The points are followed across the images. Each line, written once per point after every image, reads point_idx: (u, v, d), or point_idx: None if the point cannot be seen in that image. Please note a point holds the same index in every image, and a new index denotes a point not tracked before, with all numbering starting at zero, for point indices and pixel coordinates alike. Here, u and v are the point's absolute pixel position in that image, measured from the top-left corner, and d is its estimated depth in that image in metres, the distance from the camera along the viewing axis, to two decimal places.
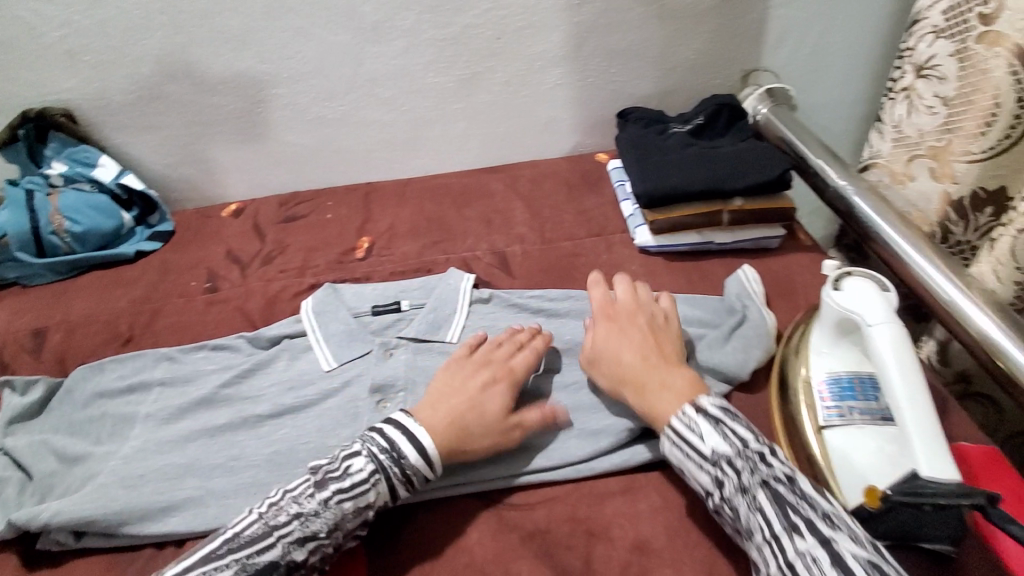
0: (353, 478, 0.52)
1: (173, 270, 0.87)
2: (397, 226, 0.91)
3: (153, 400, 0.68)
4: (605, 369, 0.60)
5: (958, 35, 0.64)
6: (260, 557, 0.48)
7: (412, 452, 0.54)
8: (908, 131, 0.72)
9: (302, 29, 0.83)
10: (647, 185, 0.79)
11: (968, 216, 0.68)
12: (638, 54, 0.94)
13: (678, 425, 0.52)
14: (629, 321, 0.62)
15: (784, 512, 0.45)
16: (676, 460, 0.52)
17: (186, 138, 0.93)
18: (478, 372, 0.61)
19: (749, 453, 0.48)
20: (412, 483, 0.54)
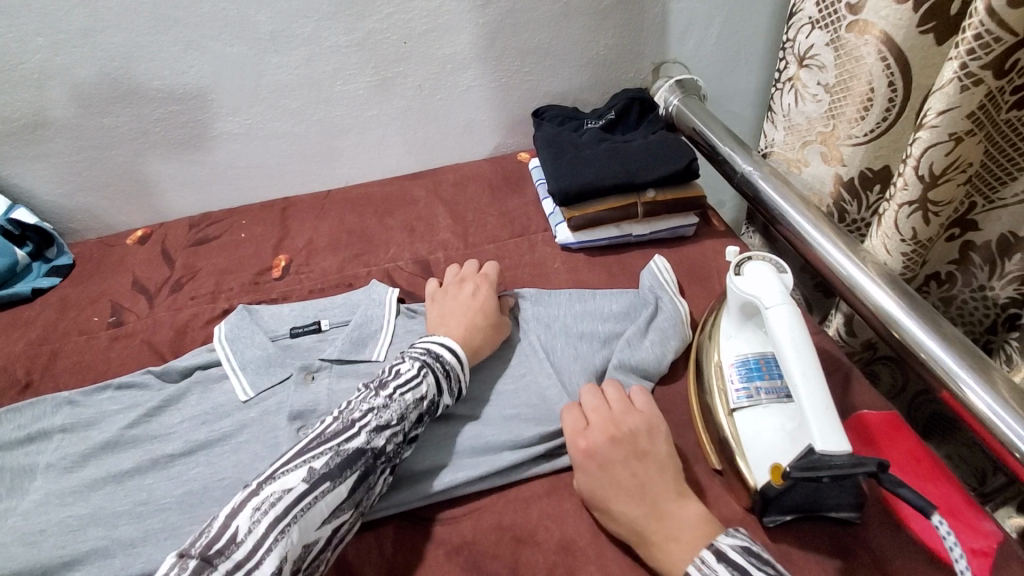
0: (404, 374, 0.58)
1: (75, 306, 0.81)
2: (317, 241, 0.89)
3: (54, 448, 0.64)
4: (608, 519, 0.53)
5: (830, 26, 0.66)
6: (349, 444, 0.51)
7: (447, 352, 0.62)
8: (798, 118, 0.75)
9: (193, 41, 0.79)
10: (563, 183, 0.79)
11: (859, 195, 0.72)
12: (549, 51, 0.94)
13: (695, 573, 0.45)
14: (607, 452, 0.54)
15: None
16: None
17: (79, 164, 0.87)
18: (463, 287, 0.73)
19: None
20: (451, 380, 0.60)
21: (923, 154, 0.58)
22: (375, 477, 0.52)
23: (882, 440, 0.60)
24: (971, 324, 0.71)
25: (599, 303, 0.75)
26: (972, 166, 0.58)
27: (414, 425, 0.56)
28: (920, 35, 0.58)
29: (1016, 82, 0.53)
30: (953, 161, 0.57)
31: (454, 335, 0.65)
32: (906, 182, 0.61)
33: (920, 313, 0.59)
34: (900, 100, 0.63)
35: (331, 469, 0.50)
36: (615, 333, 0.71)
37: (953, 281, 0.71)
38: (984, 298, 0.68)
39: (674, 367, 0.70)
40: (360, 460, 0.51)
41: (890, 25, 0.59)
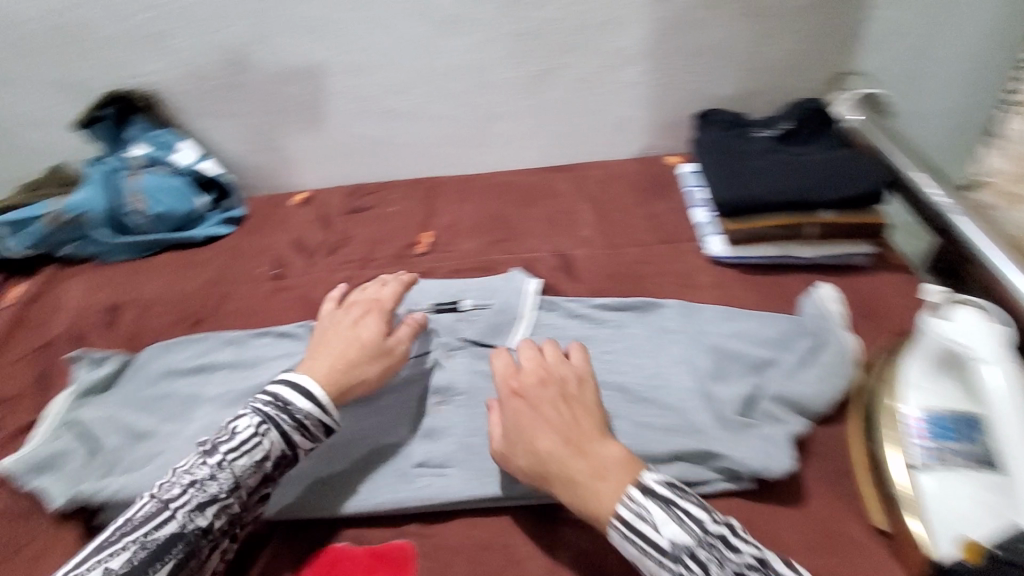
0: (239, 436, 0.53)
1: (243, 255, 0.89)
2: (460, 223, 0.90)
3: (220, 381, 0.68)
4: (521, 457, 0.52)
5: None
6: (159, 532, 0.48)
7: (297, 399, 0.56)
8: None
9: (380, 20, 0.83)
10: (728, 194, 0.75)
11: None
12: (720, 53, 0.89)
13: (625, 512, 0.46)
14: (538, 395, 0.55)
15: None
16: (630, 555, 0.46)
17: (261, 126, 0.95)
18: (343, 317, 0.66)
19: (710, 540, 0.44)
20: (310, 432, 0.56)
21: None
22: (206, 553, 0.49)
23: None
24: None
25: (753, 324, 0.68)
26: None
27: (256, 488, 0.53)
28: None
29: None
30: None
31: (314, 374, 0.58)
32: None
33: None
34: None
35: (133, 567, 0.46)
36: (771, 359, 0.64)
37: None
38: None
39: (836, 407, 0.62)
40: (178, 544, 0.48)
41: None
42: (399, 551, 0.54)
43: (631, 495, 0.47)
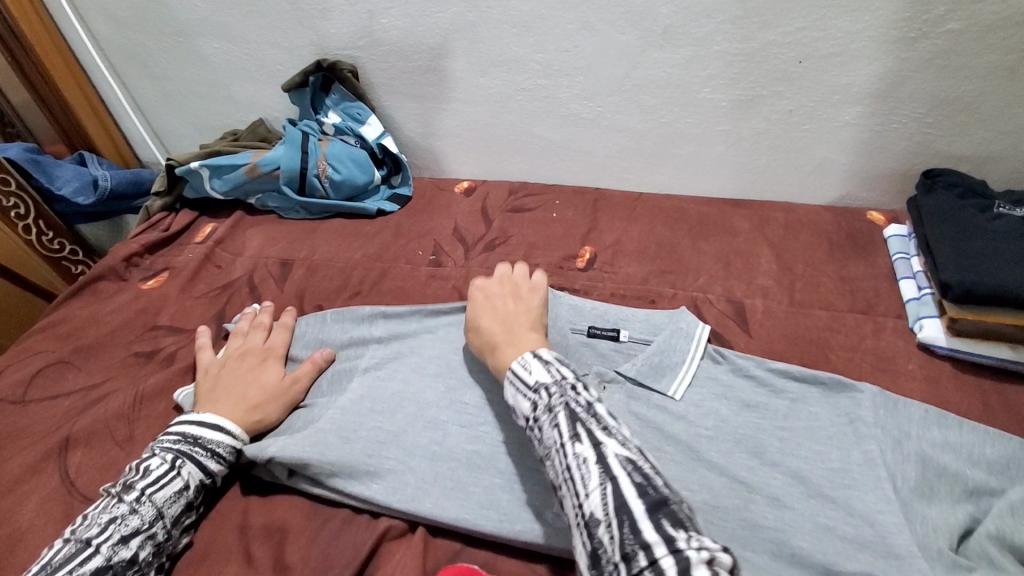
0: (154, 473, 0.55)
1: (405, 235, 0.91)
2: (624, 243, 0.85)
3: (370, 356, 0.71)
4: (476, 336, 0.64)
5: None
6: (83, 568, 0.48)
7: (209, 433, 0.59)
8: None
9: (589, 23, 0.79)
10: (965, 277, 0.63)
11: None
12: (972, 106, 0.75)
13: (517, 366, 0.55)
14: (496, 293, 0.69)
15: (574, 424, 0.49)
16: (511, 399, 0.54)
17: (443, 111, 0.96)
18: (246, 354, 0.70)
19: (565, 383, 0.52)
20: (226, 459, 0.59)
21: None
22: None
23: None
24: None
25: (969, 437, 0.58)
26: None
27: (176, 516, 0.55)
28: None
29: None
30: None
31: (221, 415, 0.62)
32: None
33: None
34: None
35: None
36: (990, 489, 0.54)
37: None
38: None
39: None
40: None
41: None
42: None
43: (528, 355, 0.56)
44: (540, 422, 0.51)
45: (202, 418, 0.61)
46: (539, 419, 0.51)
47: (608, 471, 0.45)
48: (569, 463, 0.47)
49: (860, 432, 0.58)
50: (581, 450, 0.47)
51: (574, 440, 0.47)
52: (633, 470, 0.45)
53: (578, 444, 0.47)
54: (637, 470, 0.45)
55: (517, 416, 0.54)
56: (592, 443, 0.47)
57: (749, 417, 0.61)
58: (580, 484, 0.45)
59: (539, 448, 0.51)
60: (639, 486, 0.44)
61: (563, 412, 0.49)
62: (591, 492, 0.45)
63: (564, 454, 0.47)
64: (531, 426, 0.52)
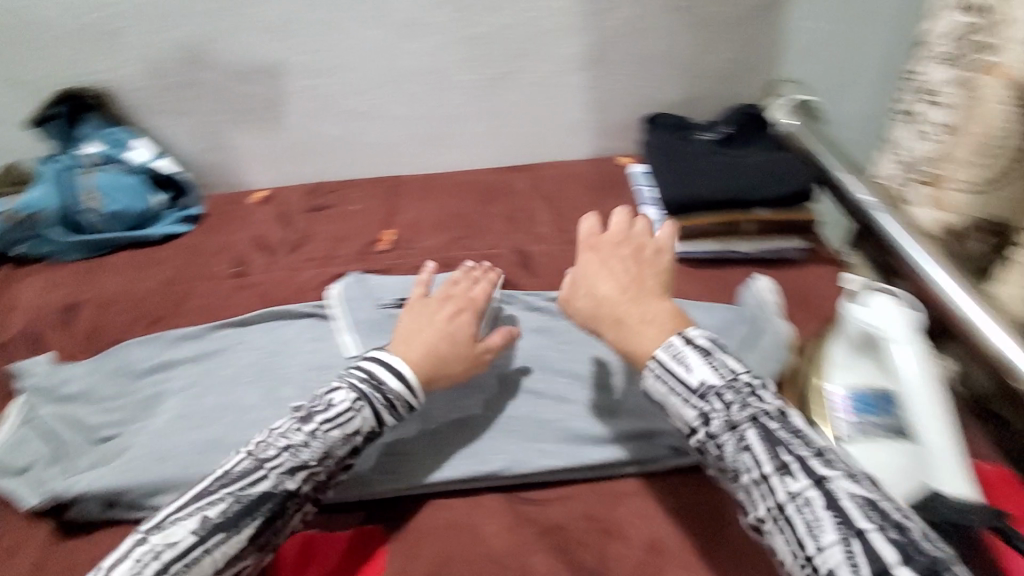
0: (336, 408, 0.54)
1: (202, 254, 0.90)
2: (421, 220, 0.93)
3: (181, 376, 0.71)
4: (580, 303, 0.57)
5: (959, 61, 0.67)
6: (253, 488, 0.49)
7: (390, 377, 0.56)
8: (907, 155, 0.74)
9: (336, 23, 0.86)
10: (677, 192, 0.80)
11: (958, 240, 0.71)
12: (664, 61, 0.94)
13: (664, 355, 0.48)
14: (612, 252, 0.60)
15: (773, 451, 0.43)
16: (657, 394, 0.48)
17: (218, 125, 0.96)
18: (444, 307, 0.64)
19: (738, 384, 0.46)
20: (397, 409, 0.56)
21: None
22: (285, 517, 0.51)
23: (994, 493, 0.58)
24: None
25: (699, 313, 0.74)
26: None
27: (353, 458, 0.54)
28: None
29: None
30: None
31: (405, 356, 0.58)
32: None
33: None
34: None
35: (227, 517, 0.48)
36: None
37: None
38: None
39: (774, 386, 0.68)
40: (267, 504, 0.49)
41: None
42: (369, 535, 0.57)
43: (676, 340, 0.49)
44: (716, 438, 0.45)
45: (388, 356, 0.59)
46: (717, 435, 0.45)
47: (849, 521, 0.39)
48: (779, 500, 0.42)
49: None
50: (798, 486, 0.41)
51: (783, 473, 0.42)
52: (877, 515, 0.39)
53: (791, 480, 0.42)
54: (886, 519, 0.39)
55: (673, 420, 0.48)
56: (810, 478, 0.41)
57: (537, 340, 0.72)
58: (810, 535, 0.39)
59: (716, 467, 0.46)
60: (897, 543, 0.38)
61: (752, 430, 0.44)
62: (829, 545, 0.39)
63: (771, 490, 0.42)
64: (703, 442, 0.46)
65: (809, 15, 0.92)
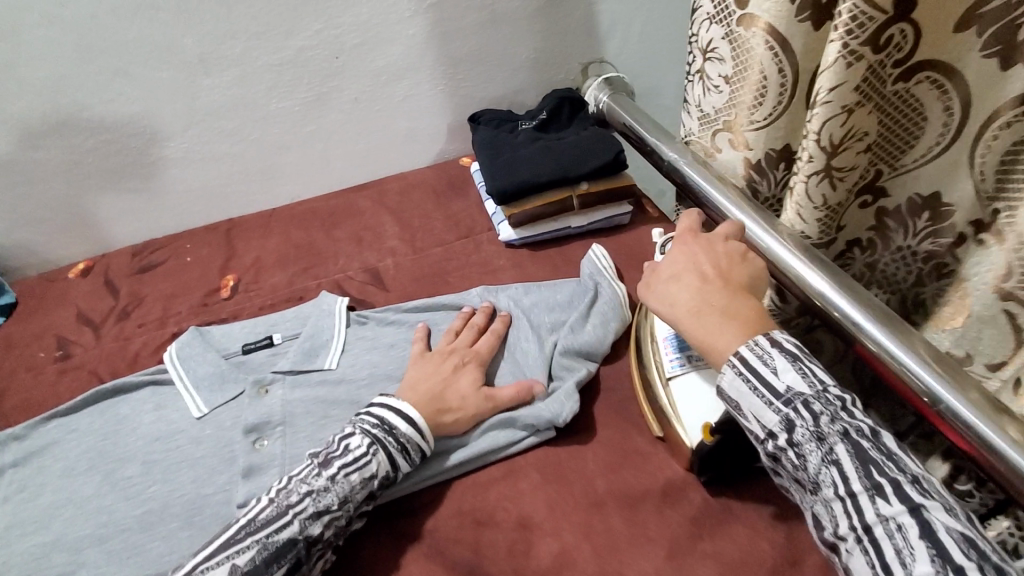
0: (353, 453, 0.55)
1: (18, 344, 0.82)
2: (264, 257, 0.89)
3: (8, 482, 0.66)
4: (659, 294, 0.53)
5: (725, 20, 0.62)
6: (279, 535, 0.51)
7: (403, 423, 0.58)
8: (707, 110, 0.71)
9: (121, 69, 0.80)
10: (500, 183, 0.83)
11: (767, 174, 0.69)
12: (480, 58, 0.97)
13: (748, 354, 0.46)
14: (714, 241, 0.54)
15: (866, 470, 0.42)
16: (736, 394, 0.46)
17: (10, 199, 0.87)
18: (451, 358, 0.66)
19: (828, 396, 0.44)
20: (409, 453, 0.58)
21: (823, 129, 0.50)
22: (311, 560, 0.53)
23: None
24: (892, 287, 0.60)
25: (545, 292, 0.77)
26: (868, 134, 0.51)
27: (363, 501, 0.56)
28: (797, 23, 0.56)
29: (896, 54, 0.46)
30: (849, 131, 0.50)
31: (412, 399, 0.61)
32: (808, 155, 0.53)
33: (857, 296, 0.53)
34: (790, 83, 0.60)
35: (256, 566, 0.49)
36: (556, 323, 0.74)
37: (875, 247, 0.59)
38: (908, 261, 0.56)
39: (617, 348, 0.74)
40: (291, 552, 0.51)
41: (773, 17, 0.57)
42: None
43: (759, 342, 0.47)
44: (801, 448, 0.44)
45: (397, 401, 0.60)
46: (797, 443, 0.44)
47: (941, 549, 0.38)
48: (866, 521, 0.41)
49: None
50: (890, 510, 0.40)
51: (874, 494, 0.41)
52: (971, 547, 0.38)
53: (884, 503, 0.41)
54: (986, 558, 0.38)
55: (748, 422, 0.47)
56: (905, 504, 0.40)
57: (393, 355, 0.73)
58: (898, 561, 0.39)
59: (793, 475, 0.45)
60: None
61: (843, 446, 0.43)
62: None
63: (857, 509, 0.41)
64: (780, 449, 0.45)
65: None
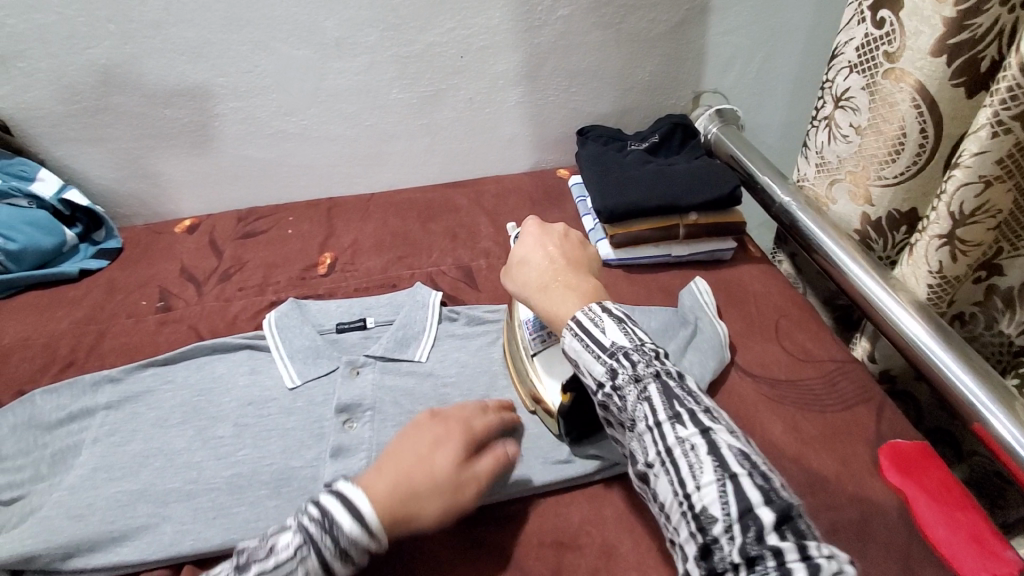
0: (277, 558, 0.44)
1: (121, 289, 0.85)
2: (362, 241, 0.91)
3: (100, 424, 0.65)
4: (517, 276, 0.60)
5: (868, 71, 0.67)
6: None
7: (347, 523, 0.45)
8: (829, 157, 0.77)
9: (261, 43, 0.83)
10: (607, 201, 0.82)
11: (885, 235, 0.73)
12: (598, 74, 0.96)
13: (582, 318, 0.51)
14: (556, 238, 0.61)
15: (670, 402, 0.45)
16: (573, 353, 0.50)
17: (136, 151, 0.90)
18: (428, 430, 0.53)
19: (646, 350, 0.48)
20: (352, 555, 0.45)
21: (956, 193, 0.58)
22: None
23: (913, 469, 0.61)
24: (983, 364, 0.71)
25: (641, 318, 0.75)
26: (1001, 211, 0.59)
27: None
28: (953, 88, 0.60)
29: None
30: (983, 203, 0.58)
31: (371, 484, 0.48)
32: (938, 216, 0.61)
33: (969, 360, 0.59)
34: (930, 146, 0.65)
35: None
36: None
37: (976, 321, 0.70)
38: (1002, 342, 0.67)
39: (712, 387, 0.70)
40: None
41: (925, 76, 0.61)
42: None
43: (591, 310, 0.52)
44: (620, 388, 0.47)
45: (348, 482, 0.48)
46: (619, 386, 0.47)
47: (724, 465, 0.41)
48: (667, 445, 0.43)
49: None
50: (685, 433, 0.43)
51: (674, 421, 0.43)
52: (747, 466, 0.41)
53: (680, 427, 0.43)
54: (755, 467, 0.41)
55: (584, 376, 0.50)
56: (696, 426, 0.43)
57: (484, 356, 0.72)
58: (690, 477, 0.41)
59: (618, 416, 0.47)
60: (761, 488, 0.40)
61: (654, 385, 0.46)
62: (705, 484, 0.41)
63: (661, 436, 0.43)
64: (608, 395, 0.48)
65: (730, 29, 0.95)
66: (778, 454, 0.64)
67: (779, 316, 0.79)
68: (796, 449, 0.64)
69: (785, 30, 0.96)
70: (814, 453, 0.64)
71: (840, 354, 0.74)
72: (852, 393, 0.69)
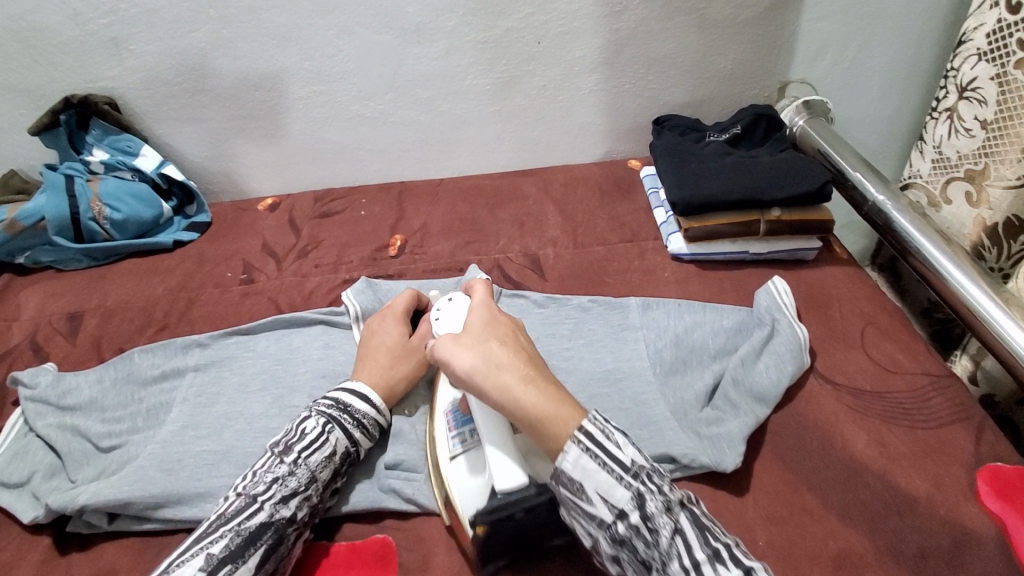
0: (310, 435, 0.55)
1: (209, 261, 0.90)
2: (430, 225, 0.93)
3: (188, 385, 0.70)
4: (473, 356, 0.51)
5: (998, 60, 0.66)
6: (251, 521, 0.49)
7: (358, 403, 0.59)
8: (949, 154, 0.75)
9: (347, 27, 0.85)
10: (684, 193, 0.79)
11: (1001, 243, 0.72)
12: (678, 62, 0.92)
13: (592, 428, 0.45)
14: (514, 326, 0.54)
15: (703, 537, 0.43)
16: (586, 473, 0.45)
17: (226, 131, 0.95)
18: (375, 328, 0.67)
19: (669, 483, 0.46)
20: (367, 429, 0.59)
21: None
22: (288, 542, 0.52)
23: (1015, 495, 0.56)
24: None
25: (711, 315, 0.73)
26: None
27: (323, 484, 0.55)
28: None
29: None
30: None
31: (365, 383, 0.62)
32: None
33: None
34: None
35: (230, 553, 0.48)
36: (723, 351, 0.69)
37: None
38: None
39: (787, 393, 0.67)
40: (266, 534, 0.50)
41: None
42: (382, 546, 0.56)
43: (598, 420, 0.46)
44: (649, 520, 0.43)
45: (353, 385, 0.61)
46: (649, 517, 0.44)
47: None
48: None
49: (628, 336, 0.72)
50: (728, 575, 0.41)
51: (713, 560, 0.42)
52: None
53: (721, 566, 0.41)
54: None
55: (598, 505, 0.45)
56: (738, 567, 0.41)
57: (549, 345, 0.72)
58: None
59: (641, 553, 0.44)
60: None
61: (683, 515, 0.44)
62: None
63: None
64: (634, 528, 0.44)
65: (827, 15, 0.89)
66: (863, 470, 0.60)
67: (865, 323, 0.74)
68: (882, 465, 0.60)
69: (887, 17, 0.89)
70: (903, 471, 0.59)
71: (936, 368, 0.68)
72: (947, 410, 0.64)
